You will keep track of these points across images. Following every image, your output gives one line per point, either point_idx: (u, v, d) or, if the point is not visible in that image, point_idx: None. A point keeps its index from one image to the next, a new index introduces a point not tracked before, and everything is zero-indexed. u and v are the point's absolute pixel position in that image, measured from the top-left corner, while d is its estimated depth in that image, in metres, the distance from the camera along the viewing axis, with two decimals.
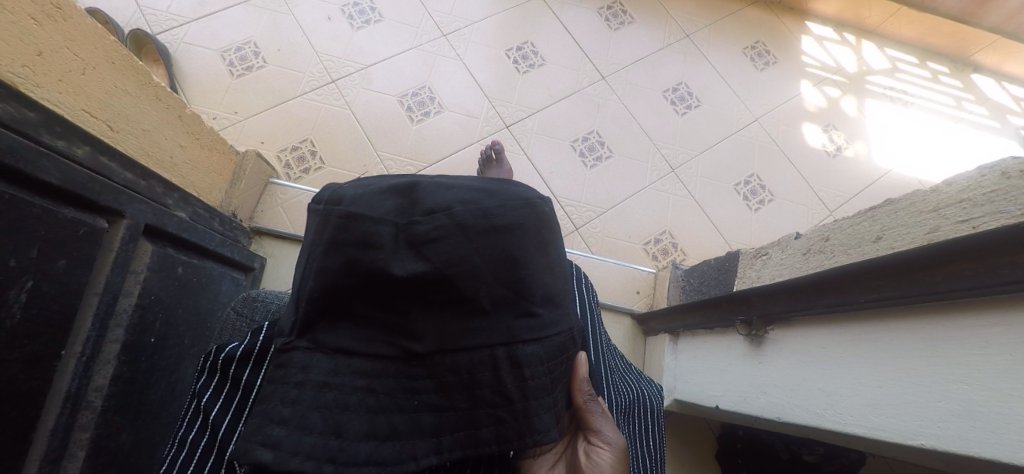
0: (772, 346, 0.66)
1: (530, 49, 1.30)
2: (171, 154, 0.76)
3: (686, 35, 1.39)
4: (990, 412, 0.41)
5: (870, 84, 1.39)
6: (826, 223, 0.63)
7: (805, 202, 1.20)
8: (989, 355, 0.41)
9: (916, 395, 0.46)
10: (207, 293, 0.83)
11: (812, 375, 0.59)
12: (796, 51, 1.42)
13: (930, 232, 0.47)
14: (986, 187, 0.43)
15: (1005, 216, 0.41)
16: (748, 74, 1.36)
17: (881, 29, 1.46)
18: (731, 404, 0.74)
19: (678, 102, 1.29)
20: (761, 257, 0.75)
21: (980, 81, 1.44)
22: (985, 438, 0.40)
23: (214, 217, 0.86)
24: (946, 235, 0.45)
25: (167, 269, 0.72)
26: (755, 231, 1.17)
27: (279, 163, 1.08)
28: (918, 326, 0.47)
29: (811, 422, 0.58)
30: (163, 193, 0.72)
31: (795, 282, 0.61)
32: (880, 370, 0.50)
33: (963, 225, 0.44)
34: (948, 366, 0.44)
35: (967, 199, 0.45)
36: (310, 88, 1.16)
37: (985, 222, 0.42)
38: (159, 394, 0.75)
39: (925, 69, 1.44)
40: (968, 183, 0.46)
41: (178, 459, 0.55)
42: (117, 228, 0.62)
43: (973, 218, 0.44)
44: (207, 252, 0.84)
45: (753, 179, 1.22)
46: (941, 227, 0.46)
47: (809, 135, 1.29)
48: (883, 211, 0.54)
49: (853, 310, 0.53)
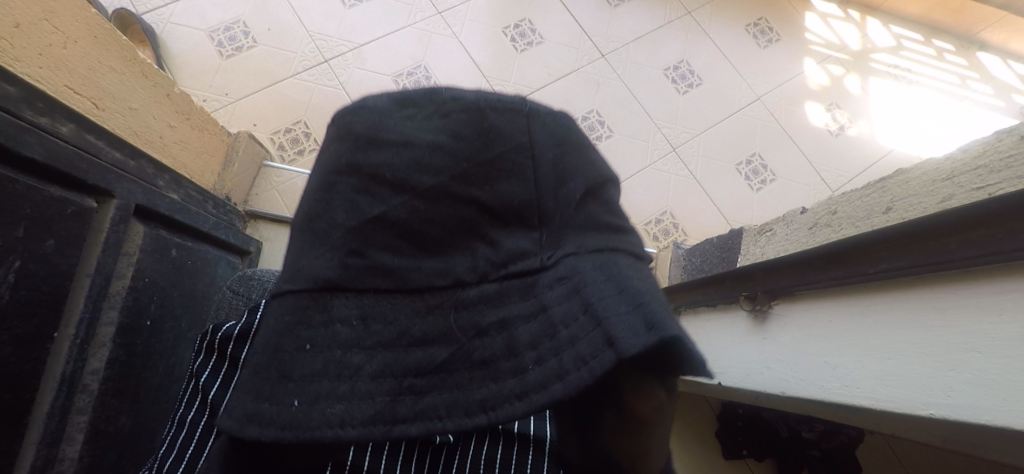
0: (777, 321, 0.66)
1: (528, 27, 1.27)
2: (160, 134, 0.74)
3: (687, 12, 1.36)
4: (1002, 382, 0.40)
5: (874, 62, 1.37)
6: (834, 197, 0.62)
7: (806, 182, 1.19)
8: (1004, 322, 0.40)
9: (926, 364, 0.45)
10: (202, 277, 0.81)
11: (816, 348, 0.58)
12: (799, 28, 1.39)
13: (942, 200, 0.47)
14: (1003, 152, 0.42)
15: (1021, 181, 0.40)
16: (750, 52, 1.34)
17: (886, 6, 1.44)
18: (733, 380, 0.73)
19: (680, 81, 1.27)
20: (766, 233, 0.74)
21: (985, 59, 1.42)
22: (994, 406, 0.40)
23: (208, 200, 0.85)
24: (959, 203, 0.44)
25: (160, 251, 0.71)
26: (756, 210, 1.15)
27: (273, 145, 1.06)
28: (930, 296, 0.46)
29: (818, 396, 0.57)
30: (155, 174, 0.70)
31: (801, 256, 0.60)
32: (890, 341, 0.49)
33: (978, 192, 0.43)
34: (959, 336, 0.43)
35: (982, 166, 0.44)
36: (302, 68, 1.13)
37: (1001, 188, 0.41)
38: (157, 378, 0.74)
39: (930, 47, 1.42)
40: (982, 149, 0.45)
41: (178, 440, 0.54)
42: (106, 209, 0.60)
43: (988, 185, 0.43)
44: (202, 235, 0.82)
45: (754, 159, 1.20)
46: (954, 195, 0.45)
47: (812, 114, 1.27)
48: (895, 181, 0.53)
49: (861, 282, 0.53)
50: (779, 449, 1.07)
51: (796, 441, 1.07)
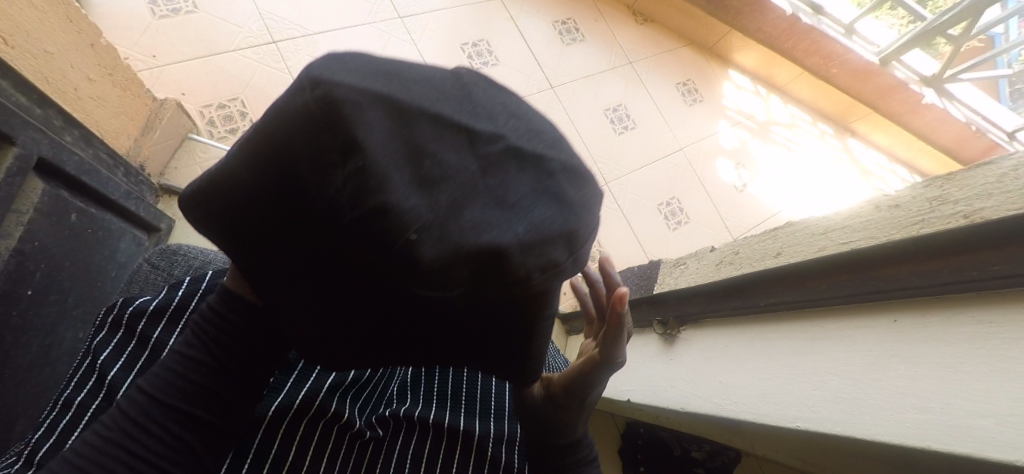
0: (683, 344, 0.73)
1: (485, 48, 1.31)
2: (74, 85, 0.67)
3: (630, 61, 1.47)
4: (850, 397, 0.46)
5: (774, 133, 1.53)
6: (737, 240, 0.70)
7: (714, 227, 1.33)
8: (854, 352, 0.47)
9: (793, 388, 0.52)
10: (102, 249, 0.74)
11: (712, 369, 0.65)
12: (719, 94, 1.54)
13: (913, 225, 0.43)
14: (916, 208, 0.44)
15: (981, 205, 0.38)
16: (679, 107, 1.46)
17: (787, 87, 1.62)
18: (642, 397, 0.78)
19: (616, 122, 1.36)
20: (679, 266, 0.82)
21: (855, 146, 1.62)
22: (845, 419, 0.45)
23: (120, 166, 0.77)
24: (941, 224, 0.40)
25: (59, 215, 0.64)
26: (672, 247, 1.27)
27: (201, 119, 0.98)
28: (809, 329, 0.53)
29: (708, 411, 0.62)
30: (62, 128, 0.64)
31: (708, 287, 0.68)
32: (772, 363, 0.56)
33: (958, 215, 0.39)
34: (821, 361, 0.50)
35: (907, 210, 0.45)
36: (246, 45, 1.08)
37: (981, 209, 0.38)
38: (28, 358, 0.64)
39: (817, 128, 1.61)
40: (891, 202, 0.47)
41: (59, 424, 0.49)
42: (4, 156, 0.54)
43: (969, 207, 0.39)
44: (109, 203, 0.75)
45: (673, 201, 1.32)
46: (928, 219, 0.42)
47: (722, 170, 1.41)
48: (784, 230, 0.61)
49: (753, 313, 0.61)
50: None
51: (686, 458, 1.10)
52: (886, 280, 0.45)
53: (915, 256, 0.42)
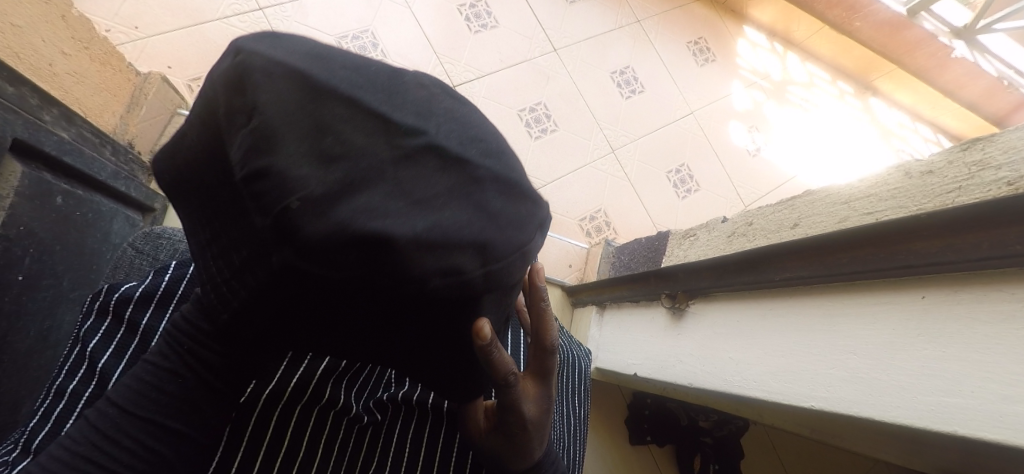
0: (692, 319, 0.70)
1: (484, 9, 1.25)
2: (47, 60, 0.63)
3: (637, 20, 1.40)
4: (868, 377, 0.43)
5: (790, 93, 1.46)
6: (751, 210, 0.67)
7: (725, 194, 1.28)
8: (875, 329, 0.44)
9: (808, 366, 0.49)
10: (93, 231, 0.72)
11: (723, 345, 0.62)
12: (732, 54, 1.46)
13: (941, 199, 0.41)
14: (950, 176, 0.42)
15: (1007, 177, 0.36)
16: (690, 68, 1.39)
17: (805, 44, 1.53)
18: (649, 372, 0.76)
19: (623, 85, 1.30)
20: (689, 237, 0.79)
21: (876, 105, 1.54)
22: (864, 400, 0.43)
23: (106, 145, 0.74)
24: (973, 195, 0.38)
25: (42, 198, 0.62)
26: (681, 216, 1.23)
27: (190, 93, 0.95)
28: (827, 306, 0.49)
29: (719, 388, 0.60)
30: (39, 107, 0.61)
31: (716, 261, 0.65)
32: (786, 340, 0.53)
33: (998, 184, 0.37)
34: (841, 339, 0.47)
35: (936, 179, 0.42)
36: (232, 12, 1.03)
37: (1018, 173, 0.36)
38: (26, 343, 0.63)
39: (836, 87, 1.53)
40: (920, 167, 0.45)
41: (53, 411, 0.48)
42: None
43: (1007, 174, 0.36)
44: (96, 184, 0.73)
45: (683, 168, 1.27)
46: (961, 188, 0.40)
47: (735, 134, 1.35)
48: (803, 200, 0.58)
49: (768, 287, 0.57)
50: (679, 434, 1.11)
51: (692, 429, 1.10)
52: (913, 255, 0.41)
53: (950, 228, 0.39)
